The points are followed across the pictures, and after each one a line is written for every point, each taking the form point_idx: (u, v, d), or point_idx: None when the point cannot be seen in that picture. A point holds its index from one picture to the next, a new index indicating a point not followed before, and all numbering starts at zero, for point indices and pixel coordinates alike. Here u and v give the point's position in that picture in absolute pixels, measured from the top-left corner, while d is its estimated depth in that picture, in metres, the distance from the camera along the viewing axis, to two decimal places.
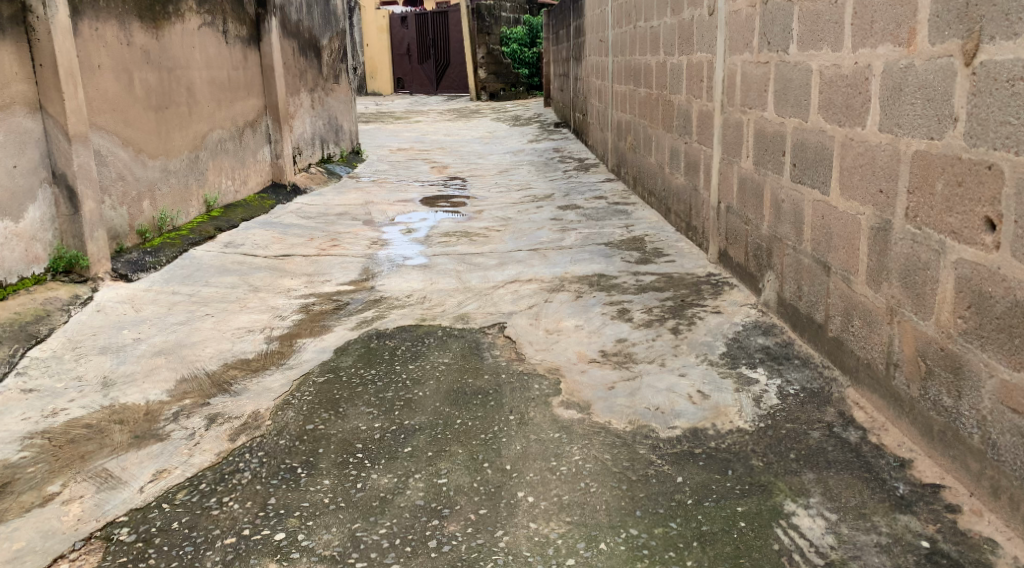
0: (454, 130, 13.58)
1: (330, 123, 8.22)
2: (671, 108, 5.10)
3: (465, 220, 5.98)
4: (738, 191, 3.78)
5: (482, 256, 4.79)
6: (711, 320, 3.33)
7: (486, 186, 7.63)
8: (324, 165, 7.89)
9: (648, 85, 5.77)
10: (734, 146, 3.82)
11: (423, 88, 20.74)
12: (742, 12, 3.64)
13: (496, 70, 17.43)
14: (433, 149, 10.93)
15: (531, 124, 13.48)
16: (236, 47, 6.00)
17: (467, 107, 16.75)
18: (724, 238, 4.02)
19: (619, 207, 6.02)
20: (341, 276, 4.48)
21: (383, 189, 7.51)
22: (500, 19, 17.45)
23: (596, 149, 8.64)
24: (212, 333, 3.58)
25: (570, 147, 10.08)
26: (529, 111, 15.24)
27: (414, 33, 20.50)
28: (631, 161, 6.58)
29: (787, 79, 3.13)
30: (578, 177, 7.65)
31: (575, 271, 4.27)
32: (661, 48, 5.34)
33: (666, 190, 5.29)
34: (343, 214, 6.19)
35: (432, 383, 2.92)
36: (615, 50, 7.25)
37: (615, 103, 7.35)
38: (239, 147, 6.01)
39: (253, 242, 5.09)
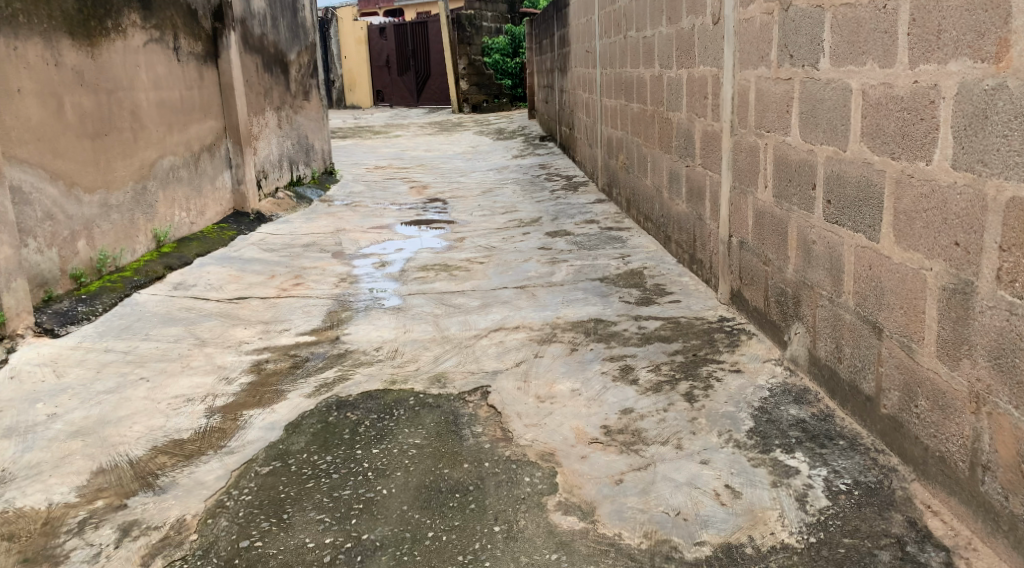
0: (435, 144, 13.08)
1: (299, 142, 7.76)
2: (669, 127, 4.61)
3: (444, 250, 5.48)
4: (752, 226, 3.28)
5: (461, 296, 4.26)
6: (731, 384, 2.81)
7: (468, 209, 7.13)
8: (292, 189, 7.43)
9: (642, 101, 5.28)
10: (746, 173, 3.32)
11: (404, 101, 20.24)
12: (754, 19, 3.14)
13: (479, 81, 16.95)
14: (412, 166, 10.42)
15: (515, 138, 13.00)
16: (189, 65, 5.50)
17: (449, 120, 16.25)
18: (737, 277, 3.50)
19: (612, 233, 5.53)
20: (303, 324, 3.96)
21: (357, 214, 7.00)
22: (481, 30, 17.02)
23: (585, 166, 8.16)
24: (142, 406, 3.01)
25: (556, 164, 9.60)
26: (512, 124, 14.77)
27: (393, 44, 19.99)
28: (624, 182, 6.09)
29: (815, 98, 2.64)
30: (566, 198, 7.16)
31: (568, 315, 3.75)
32: (656, 61, 4.85)
33: (665, 216, 4.80)
34: (312, 245, 5.68)
35: (400, 475, 2.40)
36: (603, 61, 6.77)
37: (605, 118, 6.87)
38: (194, 175, 5.54)
39: (206, 285, 4.58)
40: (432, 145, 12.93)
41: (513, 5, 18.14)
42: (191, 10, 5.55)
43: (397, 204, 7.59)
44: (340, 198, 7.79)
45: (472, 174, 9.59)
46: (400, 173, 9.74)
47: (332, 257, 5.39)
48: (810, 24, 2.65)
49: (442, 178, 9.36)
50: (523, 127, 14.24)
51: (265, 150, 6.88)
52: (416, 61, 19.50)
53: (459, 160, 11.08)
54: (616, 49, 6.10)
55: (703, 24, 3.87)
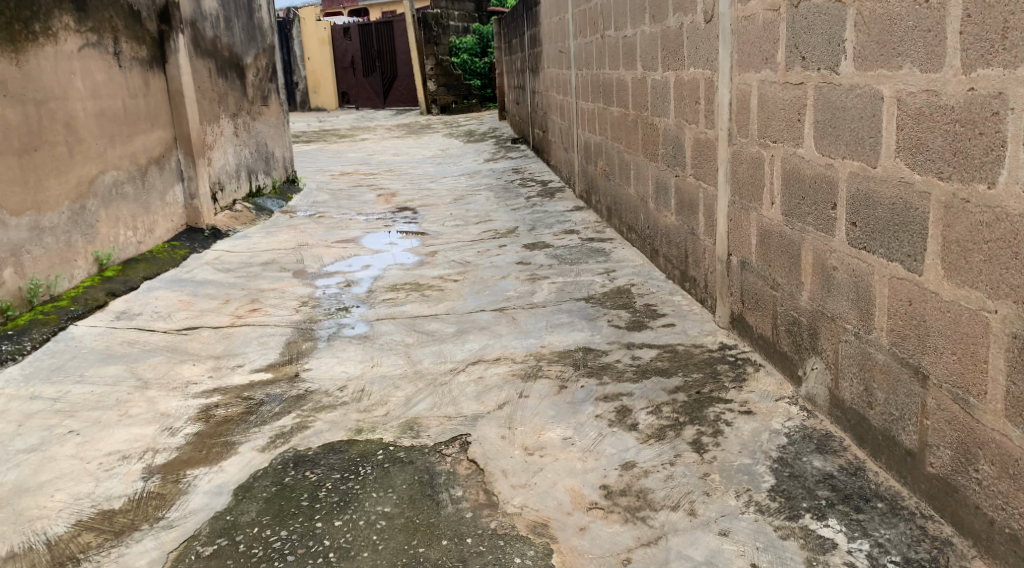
0: (403, 148, 12.70)
1: (258, 150, 7.36)
2: (654, 133, 4.29)
3: (414, 267, 5.12)
4: (756, 245, 2.96)
5: (434, 321, 3.90)
6: (744, 428, 2.45)
7: (439, 219, 6.76)
8: (251, 201, 7.03)
9: (622, 104, 4.95)
10: (749, 186, 3.00)
11: (370, 103, 19.80)
12: (755, 16, 2.82)
13: (446, 82, 16.52)
14: (380, 172, 10.03)
15: (486, 141, 12.64)
16: (133, 71, 5.11)
17: (417, 122, 15.86)
18: (738, 300, 3.17)
19: (594, 245, 5.19)
20: (259, 360, 3.59)
21: (321, 226, 6.61)
22: (448, 29, 16.65)
23: (561, 170, 7.82)
24: (69, 467, 2.68)
25: (530, 168, 9.25)
26: (482, 126, 14.40)
27: (359, 45, 19.55)
28: (604, 190, 5.76)
29: (834, 106, 2.30)
30: (542, 205, 6.82)
31: (554, 344, 3.40)
32: (638, 61, 4.53)
33: (651, 228, 4.47)
34: (272, 264, 5.29)
35: (369, 557, 2.09)
36: (578, 62, 6.44)
37: (581, 121, 6.54)
38: (141, 190, 5.14)
39: (153, 314, 4.19)
40: (400, 149, 12.54)
41: (480, 4, 17.76)
42: (133, 12, 5.16)
43: (364, 214, 7.20)
44: (303, 209, 7.40)
45: (441, 179, 9.22)
46: (367, 180, 9.35)
47: (293, 276, 5.02)
48: (822, 22, 2.33)
49: (410, 184, 8.97)
50: (494, 128, 13.89)
51: (220, 160, 6.48)
52: (382, 62, 19.07)
53: (429, 164, 10.70)
54: (593, 49, 5.77)
55: (691, 22, 3.56)
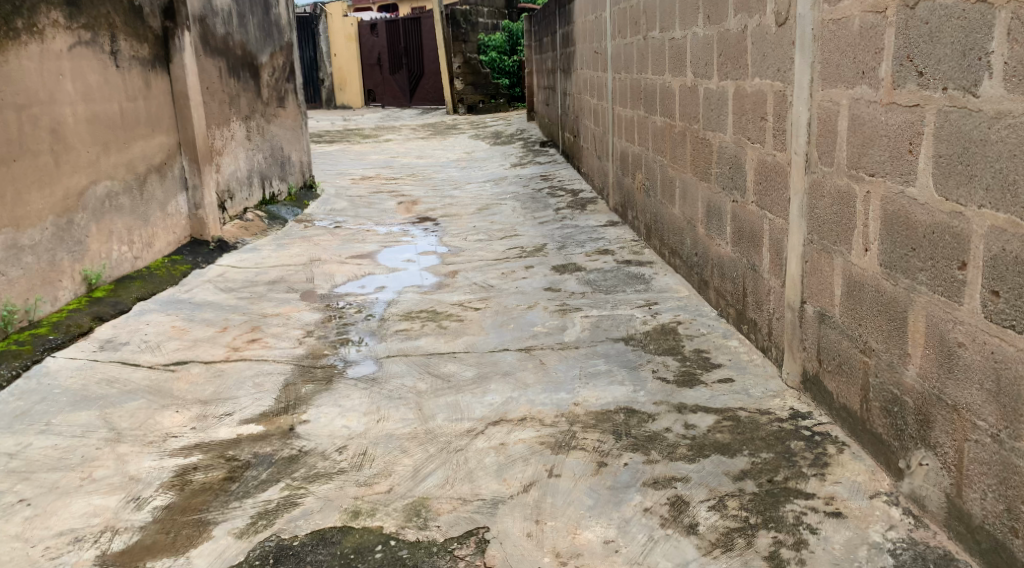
0: (428, 150, 12.25)
1: (271, 155, 6.94)
2: (704, 150, 3.79)
3: (433, 290, 4.64)
4: (841, 296, 2.45)
5: (451, 361, 3.42)
6: (834, 541, 1.99)
7: (462, 232, 6.29)
8: (264, 210, 6.62)
9: (667, 115, 4.46)
10: (831, 225, 2.49)
11: (396, 101, 19.38)
12: (849, 19, 2.30)
13: (474, 81, 16.09)
14: (403, 177, 9.59)
15: (513, 143, 12.17)
16: (133, 71, 4.69)
17: (443, 122, 15.42)
18: (815, 358, 2.66)
19: (631, 268, 4.68)
20: (251, 407, 3.12)
21: (336, 238, 6.16)
22: (477, 27, 16.19)
23: (593, 180, 7.31)
24: (10, 553, 2.24)
25: (560, 175, 8.76)
26: (510, 127, 13.94)
27: (386, 42, 19.16)
28: (642, 206, 5.27)
29: (968, 137, 1.85)
30: (574, 219, 6.32)
31: (590, 399, 2.90)
32: (687, 67, 4.03)
33: (699, 256, 3.96)
34: (279, 282, 4.84)
35: None
36: (614, 66, 5.95)
37: (617, 129, 6.04)
38: (139, 200, 4.71)
39: (142, 344, 3.74)
40: (424, 151, 12.10)
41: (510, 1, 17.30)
42: (134, 7, 4.74)
43: (383, 224, 6.75)
44: (320, 217, 6.96)
45: (466, 186, 8.75)
46: (388, 185, 8.89)
47: (301, 298, 4.55)
48: (953, 27, 1.87)
49: (434, 191, 8.51)
50: (522, 130, 13.42)
51: (230, 166, 6.05)
52: (409, 60, 18.67)
53: (453, 168, 10.23)
54: (633, 51, 5.27)
55: (754, 24, 3.05)
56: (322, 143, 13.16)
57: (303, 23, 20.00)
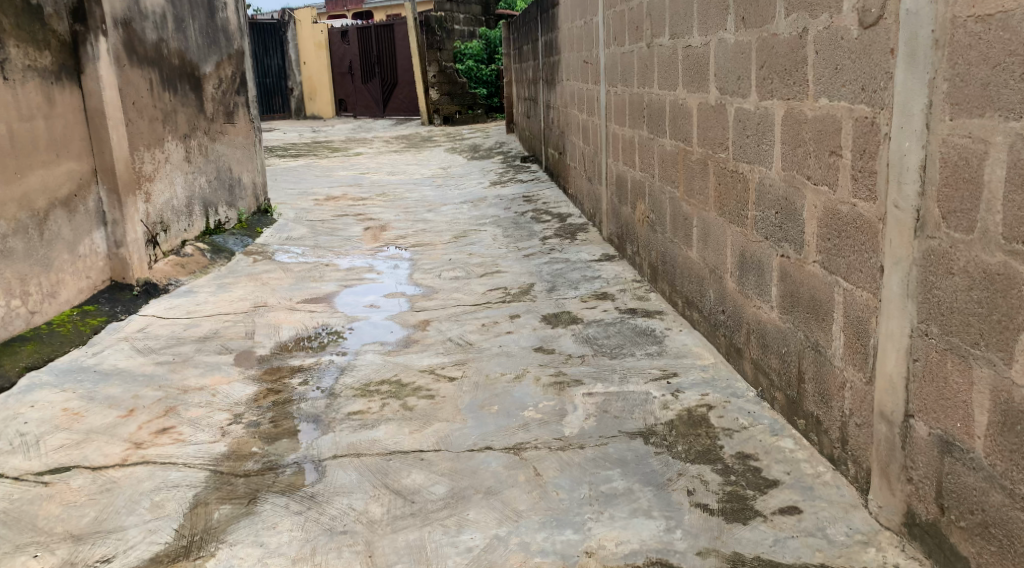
0: (400, 165, 11.42)
1: (214, 177, 6.07)
2: (734, 185, 3.00)
3: (396, 350, 3.79)
4: (990, 425, 1.72)
5: (415, 466, 2.61)
6: None
7: (435, 267, 5.46)
8: (207, 241, 5.78)
9: (680, 138, 3.67)
10: (970, 316, 1.75)
11: (369, 111, 18.56)
12: (1017, 14, 1.60)
13: (450, 90, 15.32)
14: (371, 197, 8.76)
15: (492, 158, 11.37)
16: (28, 85, 3.88)
17: (417, 134, 14.61)
18: (932, 500, 1.90)
19: (635, 320, 3.87)
20: (140, 547, 2.29)
21: (287, 276, 5.30)
22: (452, 34, 15.39)
23: (583, 204, 6.51)
24: None
25: (544, 196, 7.96)
26: (489, 140, 13.15)
27: (358, 50, 18.33)
28: (646, 242, 4.47)
29: None
30: (563, 251, 5.52)
31: (607, 544, 2.09)
32: (708, 80, 3.24)
33: (727, 316, 3.16)
34: (209, 340, 3.99)
35: None
36: (609, 76, 5.17)
37: (613, 150, 5.25)
38: (35, 242, 3.89)
39: (15, 442, 2.90)
40: (397, 166, 11.28)
41: (487, 7, 16.49)
42: (31, 7, 3.93)
43: (344, 256, 5.90)
44: (273, 248, 6.12)
45: (440, 208, 7.92)
46: (354, 207, 8.05)
47: (232, 364, 3.69)
48: None
49: (405, 214, 7.68)
50: (501, 143, 12.63)
51: (161, 194, 5.19)
52: (382, 68, 17.83)
53: (427, 187, 9.40)
54: (633, 60, 4.49)
55: (814, 25, 2.26)
56: (287, 157, 12.32)
57: (270, 30, 19.20)
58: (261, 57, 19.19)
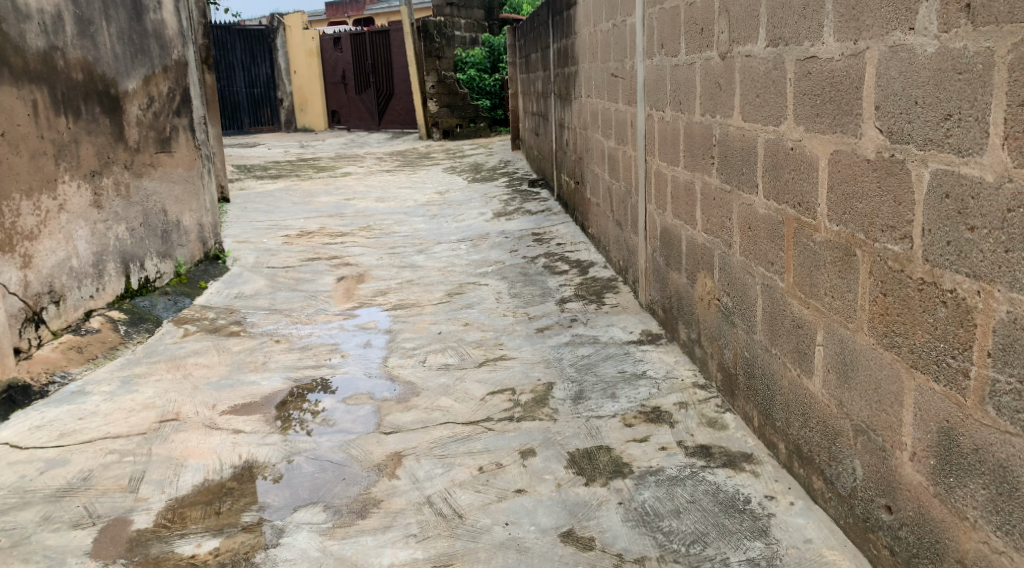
0: (393, 188, 10.13)
1: (138, 223, 4.81)
2: (925, 303, 1.74)
3: (345, 520, 2.48)
4: None
5: None
6: None
7: (419, 345, 4.16)
8: (126, 306, 4.54)
9: (787, 197, 2.37)
10: None
11: (363, 122, 17.28)
12: None
13: (451, 102, 13.97)
14: (353, 231, 7.45)
15: (496, 180, 10.05)
16: None
17: (414, 150, 13.33)
18: None
19: (714, 473, 2.54)
20: None
21: (219, 365, 3.98)
22: (453, 40, 14.09)
23: (610, 252, 5.19)
24: None
25: (558, 233, 6.65)
26: (493, 157, 11.83)
27: (351, 58, 17.04)
28: (713, 334, 3.14)
29: None
30: (589, 321, 4.21)
31: None
32: (864, 115, 1.90)
33: (904, 524, 1.87)
34: (69, 497, 2.66)
35: None
36: (650, 97, 3.89)
37: (655, 194, 3.94)
38: None
39: None
40: (388, 189, 9.98)
41: (490, 12, 15.19)
42: None
43: (302, 327, 4.59)
44: (216, 314, 4.82)
45: (430, 248, 6.61)
46: (329, 248, 6.75)
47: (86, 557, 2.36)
48: None
49: (390, 257, 6.36)
50: (506, 162, 11.33)
51: (50, 253, 3.90)
52: (377, 77, 16.54)
53: (419, 218, 8.09)
54: (693, 76, 3.21)
55: None
56: (266, 178, 11.07)
57: (258, 35, 17.87)
58: (248, 65, 17.80)
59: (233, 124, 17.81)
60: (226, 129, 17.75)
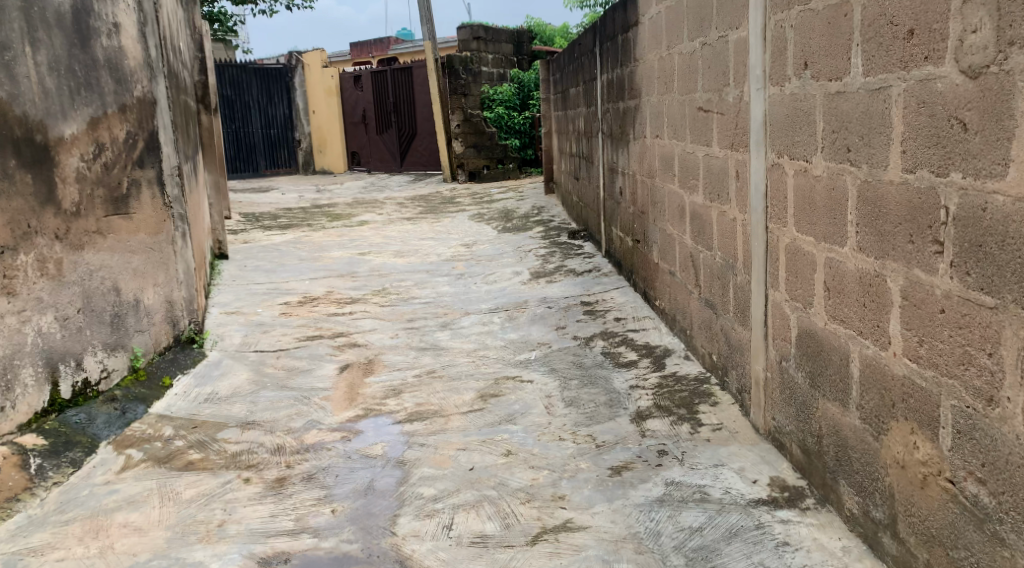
0: (415, 239, 8.94)
1: (73, 309, 3.63)
2: None
3: None
4: None
5: None
6: None
7: (442, 491, 2.91)
8: (49, 426, 3.41)
9: None
10: None
11: (385, 164, 16.16)
12: None
13: (477, 141, 12.89)
14: (365, 297, 6.24)
15: (531, 230, 8.82)
16: None
17: (438, 195, 12.16)
18: None
19: None
20: None
21: (155, 529, 2.76)
22: (479, 75, 12.94)
23: (696, 341, 3.93)
24: None
25: (613, 300, 5.39)
26: (524, 203, 10.62)
27: (372, 96, 15.99)
28: (938, 537, 1.95)
29: None
30: (686, 457, 2.96)
31: None
32: None
33: None
34: None
35: None
36: (781, 138, 2.68)
37: (793, 278, 2.69)
38: None
39: None
40: (408, 241, 8.79)
41: (520, 46, 13.97)
42: None
43: (285, 455, 3.35)
44: (172, 429, 3.60)
45: (457, 323, 5.37)
46: (334, 321, 5.53)
47: None
48: None
49: (407, 335, 5.13)
50: (540, 208, 10.12)
51: None
52: (399, 116, 15.46)
53: (444, 278, 6.89)
54: (887, 108, 2.00)
55: None
56: (274, 227, 9.98)
57: (274, 74, 16.94)
58: (265, 105, 16.88)
59: (248, 167, 16.85)
60: (241, 172, 16.80)
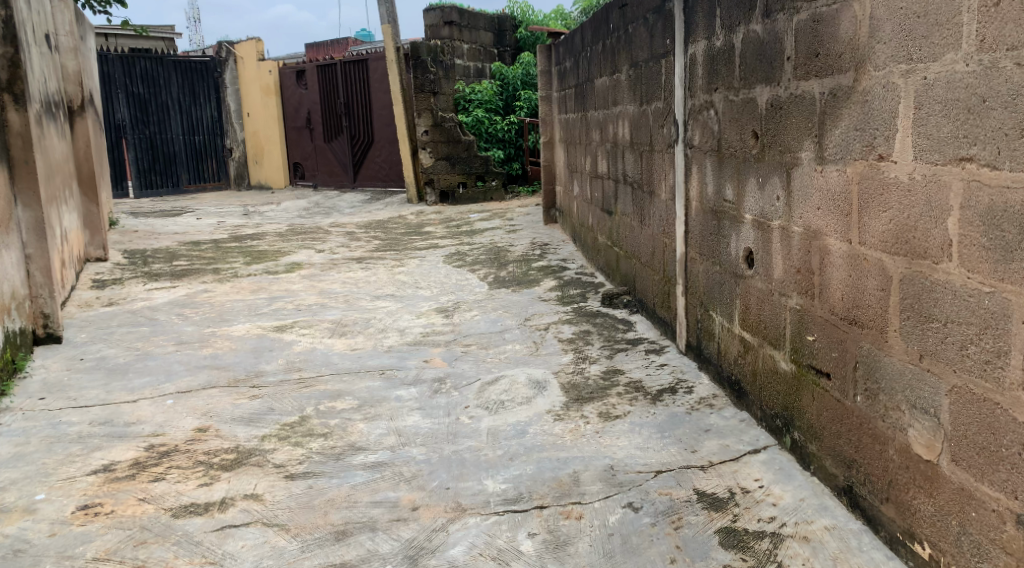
0: (366, 297, 6.08)
1: None
2: None
3: None
4: None
5: None
6: None
7: None
8: None
9: None
10: None
11: (334, 178, 13.17)
12: None
13: (450, 152, 10.05)
14: (263, 448, 3.38)
15: (538, 284, 5.99)
16: None
17: (400, 222, 9.30)
18: None
19: None
20: None
21: None
22: (453, 69, 10.10)
23: None
24: None
25: (771, 498, 2.60)
26: (518, 237, 7.79)
27: (317, 96, 12.99)
28: None
29: None
30: None
31: None
32: None
33: None
34: None
35: None
36: None
37: None
38: None
39: None
40: (355, 302, 5.91)
41: (501, 35, 11.14)
42: None
43: None
44: None
45: (440, 550, 2.55)
46: (180, 540, 2.67)
47: None
48: None
49: None
50: (543, 246, 7.31)
51: None
52: (351, 120, 12.52)
53: (410, 389, 4.04)
54: None
55: None
56: (168, 275, 7.04)
57: (199, 69, 13.90)
58: (188, 107, 13.85)
59: (167, 181, 13.78)
60: (159, 188, 13.69)
